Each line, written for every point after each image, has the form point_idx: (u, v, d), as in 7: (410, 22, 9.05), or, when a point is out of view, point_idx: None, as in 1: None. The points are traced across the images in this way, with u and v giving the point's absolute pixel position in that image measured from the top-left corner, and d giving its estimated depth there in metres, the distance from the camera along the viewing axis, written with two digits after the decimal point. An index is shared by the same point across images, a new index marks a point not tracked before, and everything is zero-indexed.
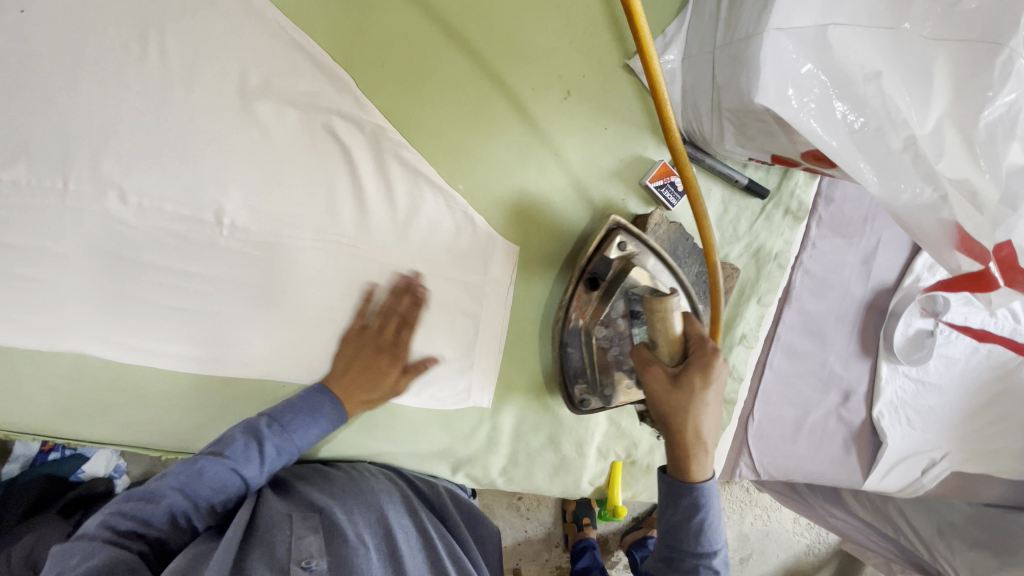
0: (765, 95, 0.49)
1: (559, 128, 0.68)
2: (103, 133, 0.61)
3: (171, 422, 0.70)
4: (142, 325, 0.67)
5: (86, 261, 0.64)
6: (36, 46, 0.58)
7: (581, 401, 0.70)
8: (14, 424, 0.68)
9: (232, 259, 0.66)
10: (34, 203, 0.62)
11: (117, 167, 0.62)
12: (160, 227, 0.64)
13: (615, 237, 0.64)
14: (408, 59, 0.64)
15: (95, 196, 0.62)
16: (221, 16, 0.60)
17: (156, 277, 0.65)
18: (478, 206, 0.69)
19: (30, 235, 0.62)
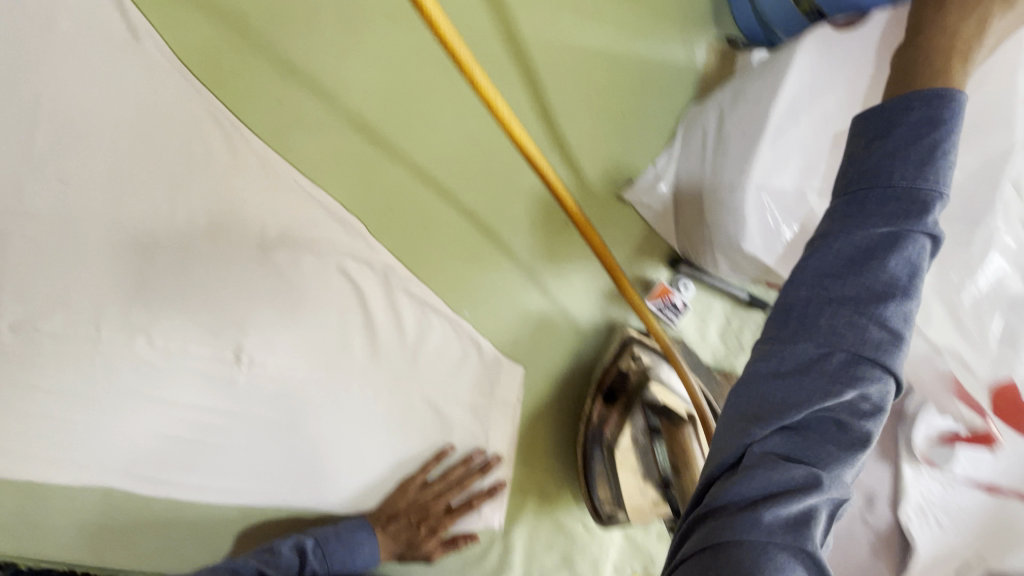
0: (751, 246, 0.55)
1: (557, 255, 0.72)
2: (134, 285, 0.66)
3: (194, 546, 0.72)
4: (168, 458, 0.70)
5: (116, 400, 0.68)
6: (75, 212, 0.64)
7: (609, 517, 0.68)
8: (36, 558, 0.68)
9: (251, 393, 0.69)
10: (71, 350, 0.66)
11: (146, 314, 0.66)
12: (185, 367, 0.68)
13: (630, 349, 0.67)
14: (415, 204, 0.69)
15: (127, 341, 0.67)
16: (243, 177, 0.65)
17: (179, 411, 0.69)
18: (484, 330, 0.72)
19: (67, 378, 0.67)
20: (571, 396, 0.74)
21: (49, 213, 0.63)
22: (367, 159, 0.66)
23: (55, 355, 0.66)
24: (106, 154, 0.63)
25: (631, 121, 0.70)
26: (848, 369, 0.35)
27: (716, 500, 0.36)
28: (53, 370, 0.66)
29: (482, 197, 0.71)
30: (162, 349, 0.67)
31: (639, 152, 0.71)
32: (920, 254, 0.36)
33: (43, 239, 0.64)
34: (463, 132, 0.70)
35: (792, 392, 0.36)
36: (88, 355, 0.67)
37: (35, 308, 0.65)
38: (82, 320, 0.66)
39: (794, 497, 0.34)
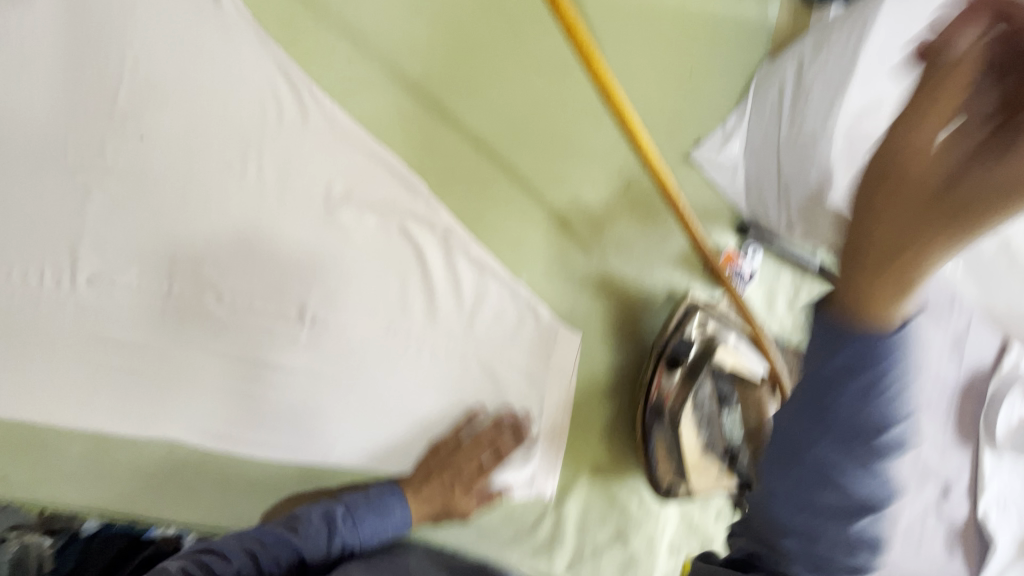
0: (837, 197, 0.52)
1: (619, 217, 0.69)
2: (205, 241, 0.67)
3: (251, 504, 0.73)
4: (228, 414, 0.71)
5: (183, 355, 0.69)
6: (152, 168, 0.66)
7: (668, 489, 0.66)
8: (107, 505, 0.71)
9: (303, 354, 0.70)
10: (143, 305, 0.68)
11: (216, 270, 0.68)
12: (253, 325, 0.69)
13: (694, 316, 0.64)
14: (475, 163, 0.67)
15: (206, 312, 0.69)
16: (312, 135, 0.66)
17: (241, 366, 0.70)
18: (541, 295, 0.70)
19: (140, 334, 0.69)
20: (627, 369, 0.72)
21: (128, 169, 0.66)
22: (432, 117, 0.66)
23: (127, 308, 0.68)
24: (181, 111, 0.65)
25: (698, 81, 0.68)
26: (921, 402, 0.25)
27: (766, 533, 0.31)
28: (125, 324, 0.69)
29: (539, 157, 0.68)
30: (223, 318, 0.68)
31: (707, 113, 0.68)
32: None
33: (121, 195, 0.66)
34: (526, 89, 0.67)
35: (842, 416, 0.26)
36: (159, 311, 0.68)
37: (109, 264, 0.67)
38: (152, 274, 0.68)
39: (857, 538, 0.28)
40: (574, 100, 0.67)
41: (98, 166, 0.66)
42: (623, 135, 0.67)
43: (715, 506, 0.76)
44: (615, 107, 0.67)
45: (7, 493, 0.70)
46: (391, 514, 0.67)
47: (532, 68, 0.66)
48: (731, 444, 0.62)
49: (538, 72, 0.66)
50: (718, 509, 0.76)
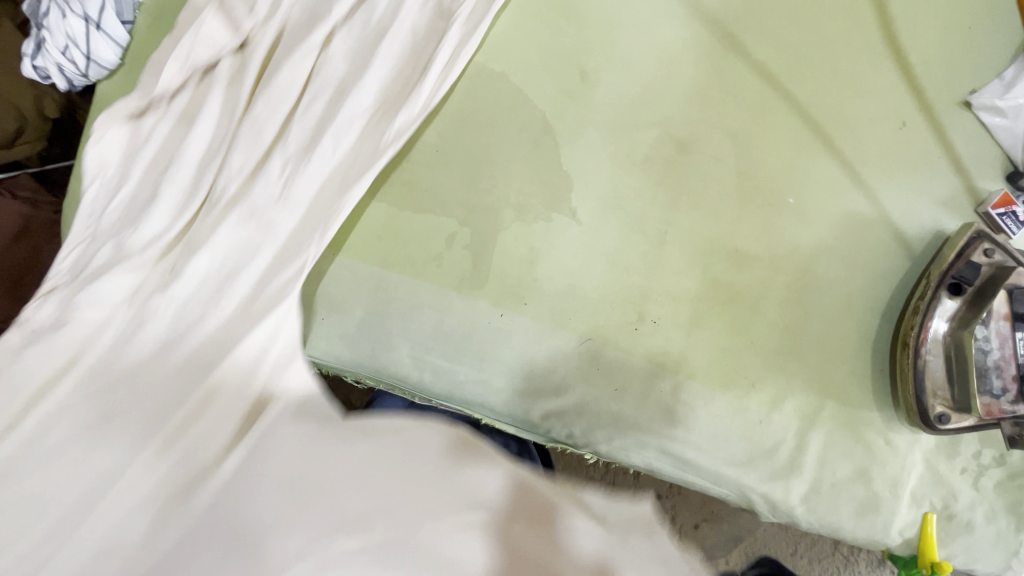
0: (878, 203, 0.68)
1: (891, 155, 0.73)
2: (506, 142, 0.77)
3: (505, 383, 0.77)
4: (498, 297, 0.78)
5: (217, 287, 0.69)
6: (476, 74, 0.77)
7: (940, 417, 0.67)
8: (381, 367, 0.79)
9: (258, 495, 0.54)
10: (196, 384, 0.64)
11: (508, 169, 0.77)
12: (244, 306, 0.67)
13: (980, 244, 0.67)
14: (758, 92, 0.74)
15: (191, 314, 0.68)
16: (615, 56, 0.75)
17: (517, 255, 0.77)
18: (809, 218, 0.74)
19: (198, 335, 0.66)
20: (886, 301, 0.73)
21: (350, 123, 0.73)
22: (723, 48, 0.74)
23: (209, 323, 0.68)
24: (506, 23, 0.75)
25: (980, 33, 0.72)
26: None
27: None
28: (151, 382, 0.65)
29: (821, 92, 0.74)
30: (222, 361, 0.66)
31: (985, 62, 0.72)
32: None
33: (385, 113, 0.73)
34: (814, 29, 0.73)
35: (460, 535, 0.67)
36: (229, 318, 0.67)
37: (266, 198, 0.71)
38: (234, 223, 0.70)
39: None
40: (855, 41, 0.73)
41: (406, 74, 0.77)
42: (900, 79, 0.73)
43: (963, 458, 0.74)
44: (896, 53, 0.73)
45: None
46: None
47: (820, 12, 0.73)
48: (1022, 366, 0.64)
49: (827, 15, 0.73)
50: (964, 463, 0.74)
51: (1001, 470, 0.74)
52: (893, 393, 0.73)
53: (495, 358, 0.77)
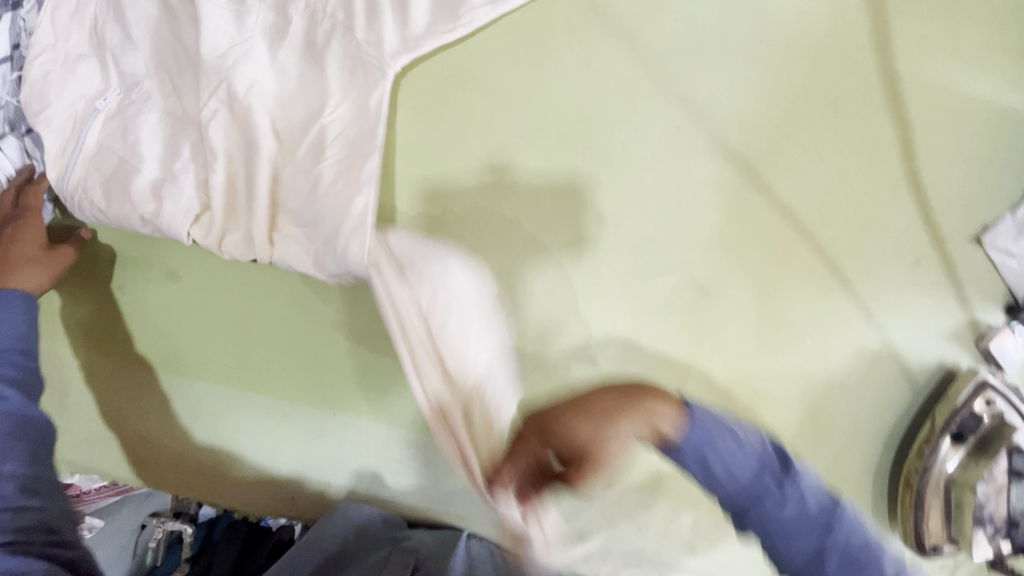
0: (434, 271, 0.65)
1: (902, 290, 0.73)
2: (517, 290, 0.71)
3: None
4: None
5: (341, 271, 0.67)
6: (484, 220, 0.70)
7: (934, 548, 0.72)
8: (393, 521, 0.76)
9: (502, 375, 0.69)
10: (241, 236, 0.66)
11: (521, 319, 0.71)
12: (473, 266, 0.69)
13: (983, 394, 0.69)
14: (778, 232, 0.71)
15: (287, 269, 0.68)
16: (633, 198, 0.69)
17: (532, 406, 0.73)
18: (822, 356, 0.74)
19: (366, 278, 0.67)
20: (891, 432, 0.75)
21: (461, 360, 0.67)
22: (747, 187, 0.69)
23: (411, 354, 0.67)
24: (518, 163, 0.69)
25: (996, 169, 0.71)
26: None
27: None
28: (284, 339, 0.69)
29: (841, 231, 0.71)
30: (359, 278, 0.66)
31: (998, 199, 0.72)
32: None
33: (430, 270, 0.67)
34: (838, 165, 0.70)
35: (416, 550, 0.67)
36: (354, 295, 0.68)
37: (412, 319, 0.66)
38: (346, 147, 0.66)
39: None
40: (880, 179, 0.70)
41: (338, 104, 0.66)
42: (917, 216, 0.72)
43: None
44: (915, 189, 0.71)
45: (295, 508, 0.76)
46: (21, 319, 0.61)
47: (847, 146, 0.69)
48: (1014, 512, 0.69)
49: (853, 150, 0.69)
50: None
51: None
52: (891, 514, 0.77)
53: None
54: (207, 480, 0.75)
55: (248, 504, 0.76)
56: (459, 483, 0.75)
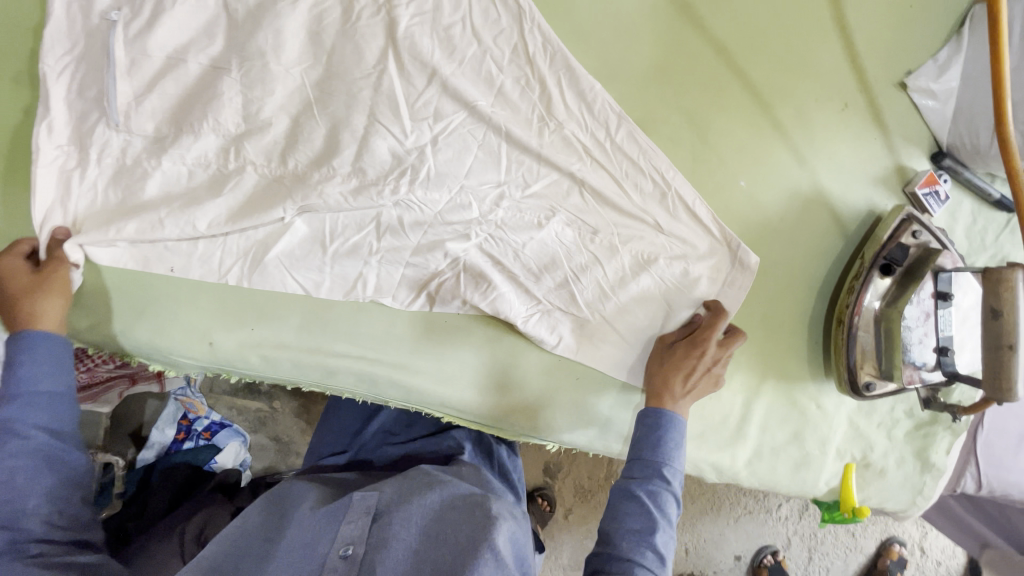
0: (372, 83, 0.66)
1: (832, 134, 0.74)
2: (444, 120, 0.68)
3: (456, 374, 0.74)
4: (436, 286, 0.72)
5: (347, 116, 0.66)
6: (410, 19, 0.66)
7: (867, 385, 0.73)
8: (307, 378, 0.74)
9: (522, 231, 0.71)
10: (205, 96, 0.65)
11: (447, 153, 0.69)
12: (553, 133, 0.69)
13: (910, 226, 0.71)
14: (712, 67, 0.71)
15: (206, 140, 0.66)
16: (566, 26, 0.68)
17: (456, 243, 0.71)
18: (758, 199, 0.74)
19: (335, 137, 0.67)
20: (822, 280, 0.76)
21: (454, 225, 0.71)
22: (680, 20, 0.70)
23: (364, 212, 0.69)
24: None
25: (919, 13, 0.74)
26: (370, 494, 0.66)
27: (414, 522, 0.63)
28: (122, 165, 0.66)
29: (773, 70, 0.72)
30: (319, 141, 0.67)
31: (922, 44, 0.74)
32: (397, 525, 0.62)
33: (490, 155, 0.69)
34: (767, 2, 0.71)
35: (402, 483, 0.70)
36: (308, 161, 0.67)
37: (476, 201, 0.70)
38: (429, 49, 0.66)
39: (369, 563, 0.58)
40: (806, 19, 0.72)
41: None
42: (845, 59, 0.73)
43: (880, 415, 0.81)
44: (842, 30, 0.73)
45: (218, 356, 0.71)
46: (49, 365, 0.58)
47: None
48: (943, 339, 0.69)
49: None
50: (881, 418, 0.81)
51: (911, 423, 0.82)
52: (826, 364, 0.78)
53: (450, 356, 0.74)
54: (133, 340, 0.70)
55: (171, 354, 0.71)
56: (375, 325, 0.73)
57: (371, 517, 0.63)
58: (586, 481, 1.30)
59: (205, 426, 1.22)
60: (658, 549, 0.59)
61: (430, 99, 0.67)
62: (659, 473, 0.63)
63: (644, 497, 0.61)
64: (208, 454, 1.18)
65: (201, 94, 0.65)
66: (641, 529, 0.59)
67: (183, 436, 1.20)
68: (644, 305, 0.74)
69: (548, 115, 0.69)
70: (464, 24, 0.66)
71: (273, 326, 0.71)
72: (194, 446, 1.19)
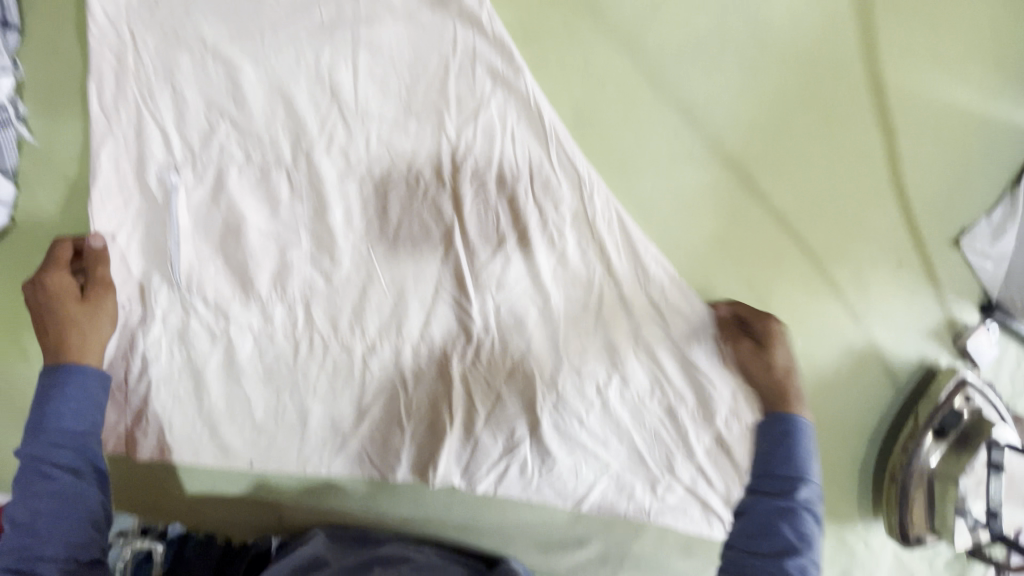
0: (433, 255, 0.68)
1: (886, 291, 0.75)
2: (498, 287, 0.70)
3: (510, 527, 0.75)
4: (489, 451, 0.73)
5: (415, 288, 0.69)
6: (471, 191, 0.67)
7: (918, 539, 0.75)
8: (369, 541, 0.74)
9: (573, 395, 0.73)
10: (273, 272, 0.68)
11: (508, 324, 0.71)
12: (614, 292, 0.71)
13: (962, 391, 0.72)
14: (775, 238, 0.71)
15: (273, 309, 0.68)
16: (628, 200, 0.69)
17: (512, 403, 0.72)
18: (812, 356, 0.75)
19: (399, 309, 0.69)
20: (873, 429, 0.78)
21: (508, 392, 0.72)
22: (743, 192, 0.70)
23: (428, 374, 0.71)
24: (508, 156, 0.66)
25: (975, 174, 0.74)
26: (798, 491, 0.60)
27: (765, 502, 0.60)
28: (188, 326, 0.68)
29: (832, 233, 0.73)
30: (389, 309, 0.69)
31: (976, 203, 0.75)
32: (801, 525, 0.58)
33: (549, 316, 0.71)
34: (829, 166, 0.71)
35: (782, 465, 0.61)
36: (374, 328, 0.70)
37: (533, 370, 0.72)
38: (489, 217, 0.68)
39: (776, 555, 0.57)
40: (865, 184, 0.72)
41: (477, 108, 0.64)
42: (901, 221, 0.74)
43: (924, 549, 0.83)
44: (900, 192, 0.73)
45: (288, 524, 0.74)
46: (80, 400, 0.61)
47: (837, 152, 0.70)
48: (993, 504, 0.72)
49: (842, 155, 0.71)
50: (925, 553, 0.83)
51: (953, 555, 0.84)
52: (874, 507, 0.80)
53: (506, 510, 0.75)
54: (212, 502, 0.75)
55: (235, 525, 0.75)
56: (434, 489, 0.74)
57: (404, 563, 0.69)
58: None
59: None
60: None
61: (493, 269, 0.69)
62: (790, 482, 0.60)
63: (784, 526, 0.58)
64: None
65: (264, 266, 0.67)
66: (781, 551, 0.57)
67: None
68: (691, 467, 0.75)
69: (615, 279, 0.70)
70: (530, 195, 0.67)
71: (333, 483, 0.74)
72: None
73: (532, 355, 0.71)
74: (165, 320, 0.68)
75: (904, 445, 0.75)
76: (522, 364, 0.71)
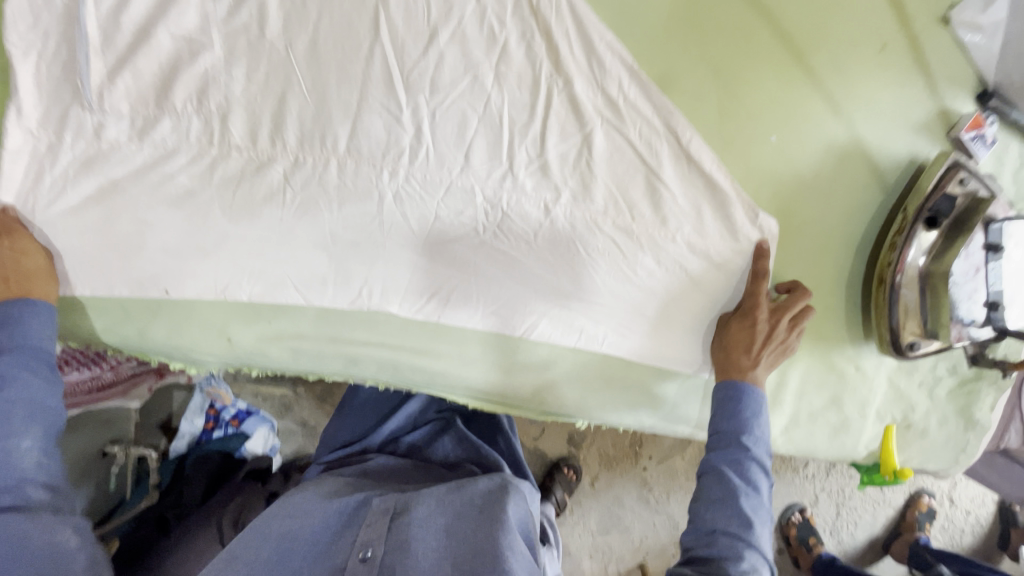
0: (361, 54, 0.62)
1: (869, 79, 0.69)
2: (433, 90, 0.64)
3: (468, 354, 0.74)
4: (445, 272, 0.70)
5: (342, 93, 0.63)
6: None
7: (911, 345, 0.70)
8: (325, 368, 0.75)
9: (525, 207, 0.68)
10: (190, 83, 0.63)
11: (449, 129, 0.65)
12: (564, 89, 0.64)
13: (956, 174, 0.66)
14: (741, 16, 0.66)
15: (200, 127, 0.64)
16: None
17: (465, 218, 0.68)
18: (789, 155, 0.70)
19: (330, 116, 0.64)
20: (859, 237, 0.72)
21: (456, 206, 0.67)
22: None
23: (358, 191, 0.67)
24: None
25: None
26: (742, 459, 0.64)
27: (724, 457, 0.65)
28: (94, 150, 0.65)
29: (805, 11, 0.67)
30: (313, 115, 0.64)
31: None
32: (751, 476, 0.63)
33: (493, 118, 0.65)
34: None
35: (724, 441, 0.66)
36: (292, 141, 0.65)
37: (476, 182, 0.67)
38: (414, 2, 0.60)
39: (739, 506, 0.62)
40: None
41: None
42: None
43: (922, 374, 0.78)
44: None
45: (239, 350, 0.74)
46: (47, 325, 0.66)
47: None
48: (992, 295, 0.66)
49: None
50: (923, 378, 0.78)
51: (954, 380, 0.79)
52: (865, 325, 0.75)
53: (462, 337, 0.73)
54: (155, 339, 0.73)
55: (192, 349, 0.74)
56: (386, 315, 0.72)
57: (391, 516, 0.70)
58: (610, 449, 1.29)
59: (231, 414, 1.20)
60: (747, 518, 0.61)
61: (426, 66, 0.63)
62: (737, 441, 0.65)
63: (732, 473, 0.63)
64: (237, 442, 1.16)
65: (180, 77, 0.62)
66: (728, 497, 0.62)
67: (211, 424, 1.18)
68: (659, 283, 0.71)
69: (563, 74, 0.63)
70: None
71: (282, 314, 0.72)
72: (223, 434, 1.18)
73: (478, 164, 0.66)
74: (87, 145, 0.64)
75: (893, 244, 0.69)
76: (470, 173, 0.67)
